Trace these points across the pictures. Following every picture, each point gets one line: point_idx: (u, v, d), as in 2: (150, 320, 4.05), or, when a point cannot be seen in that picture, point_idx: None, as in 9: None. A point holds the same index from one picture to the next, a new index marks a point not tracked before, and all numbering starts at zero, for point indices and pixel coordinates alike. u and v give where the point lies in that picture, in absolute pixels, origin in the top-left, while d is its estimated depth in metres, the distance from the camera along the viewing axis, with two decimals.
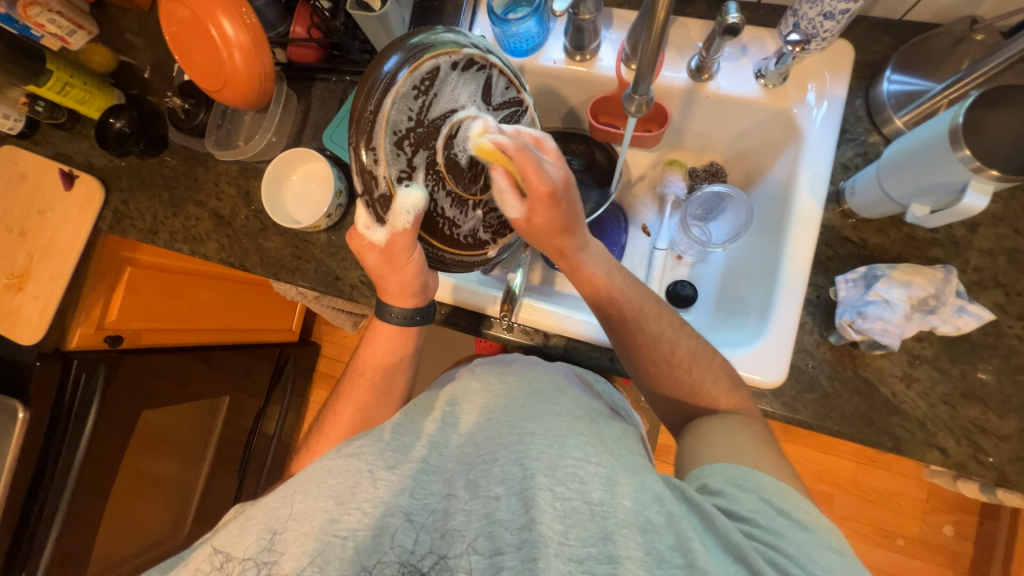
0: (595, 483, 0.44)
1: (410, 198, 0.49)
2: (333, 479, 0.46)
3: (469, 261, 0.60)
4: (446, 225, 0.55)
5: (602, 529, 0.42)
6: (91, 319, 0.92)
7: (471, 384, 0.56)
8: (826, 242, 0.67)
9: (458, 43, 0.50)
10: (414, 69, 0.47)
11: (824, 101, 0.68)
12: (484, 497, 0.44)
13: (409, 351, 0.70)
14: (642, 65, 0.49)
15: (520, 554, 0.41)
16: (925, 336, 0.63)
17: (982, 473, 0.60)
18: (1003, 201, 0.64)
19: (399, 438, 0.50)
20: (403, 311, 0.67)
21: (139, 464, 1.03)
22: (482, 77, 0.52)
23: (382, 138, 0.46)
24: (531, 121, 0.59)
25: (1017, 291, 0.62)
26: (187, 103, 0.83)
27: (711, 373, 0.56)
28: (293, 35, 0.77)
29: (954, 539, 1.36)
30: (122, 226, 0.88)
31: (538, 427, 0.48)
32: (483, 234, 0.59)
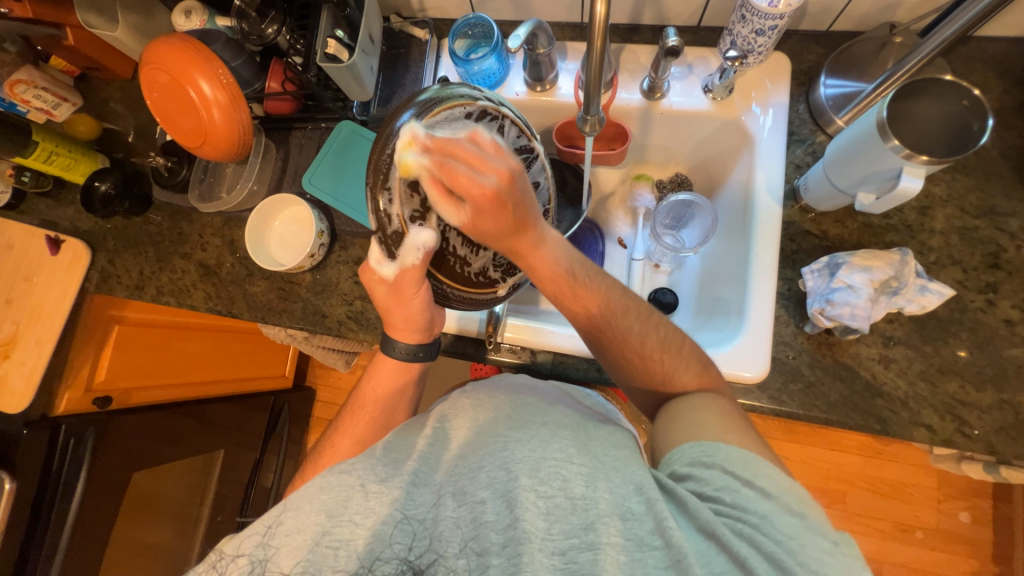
0: (577, 479, 0.45)
1: (422, 237, 0.52)
2: (325, 494, 0.46)
3: (476, 298, 0.59)
4: (455, 262, 0.57)
5: (584, 520, 0.43)
6: (79, 381, 0.92)
7: (461, 401, 0.57)
8: (789, 237, 0.70)
9: (473, 97, 0.52)
10: (427, 120, 0.49)
11: (769, 108, 0.73)
12: (470, 503, 0.45)
13: (413, 388, 0.71)
14: (589, 88, 0.53)
15: (504, 553, 0.42)
16: (895, 317, 0.65)
17: (969, 446, 0.61)
18: (947, 183, 0.68)
19: (391, 454, 0.51)
20: (407, 347, 0.68)
21: (130, 528, 1.00)
22: (495, 126, 0.54)
23: (398, 181, 0.49)
24: (542, 167, 0.59)
25: (973, 266, 0.65)
26: (170, 160, 0.85)
27: (681, 359, 0.57)
28: (268, 89, 0.81)
29: (971, 526, 1.34)
30: (108, 284, 0.89)
31: (523, 434, 0.49)
32: (494, 272, 0.60)
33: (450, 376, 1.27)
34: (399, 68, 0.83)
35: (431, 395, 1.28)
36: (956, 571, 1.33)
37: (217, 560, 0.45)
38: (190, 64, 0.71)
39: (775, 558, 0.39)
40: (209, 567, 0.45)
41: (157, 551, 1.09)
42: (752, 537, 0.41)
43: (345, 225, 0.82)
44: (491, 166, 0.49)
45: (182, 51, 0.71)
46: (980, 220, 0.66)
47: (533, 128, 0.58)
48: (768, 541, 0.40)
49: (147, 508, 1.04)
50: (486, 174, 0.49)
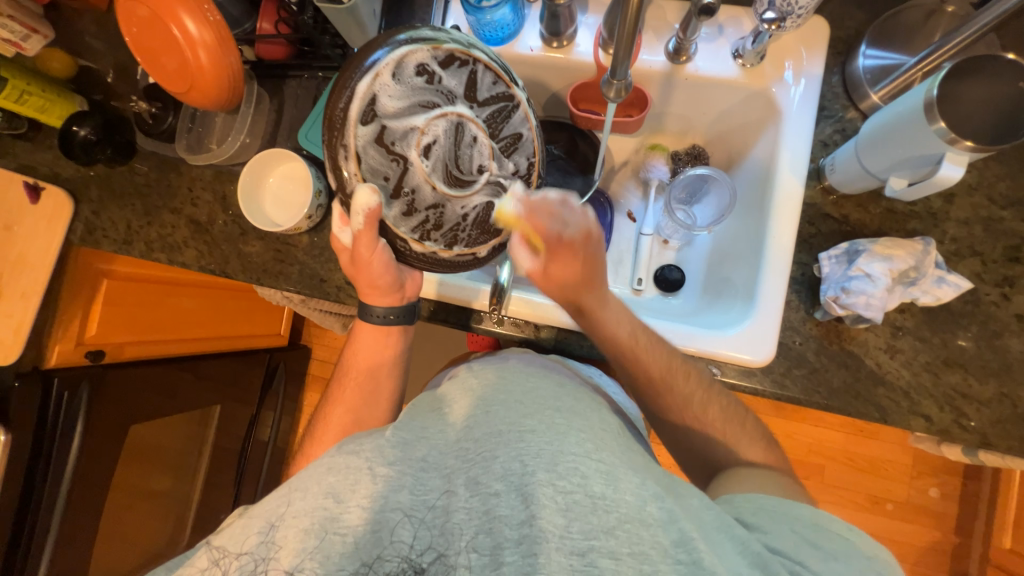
0: (597, 477, 0.44)
1: (364, 196, 0.50)
2: (333, 476, 0.47)
3: (452, 262, 0.56)
4: (433, 216, 0.54)
5: (604, 523, 0.42)
6: (69, 336, 0.92)
7: (469, 381, 0.57)
8: (808, 219, 0.68)
9: (438, 40, 0.52)
10: (377, 74, 0.49)
11: (801, 79, 0.68)
12: (483, 494, 0.45)
13: (396, 351, 0.71)
14: (619, 48, 0.48)
15: (519, 549, 0.42)
16: (907, 307, 0.64)
17: (964, 437, 0.62)
18: (978, 170, 0.65)
19: (398, 435, 0.51)
20: (383, 311, 0.68)
21: (132, 478, 1.03)
22: (465, 72, 0.53)
23: (353, 137, 0.50)
24: (524, 118, 0.56)
25: (993, 259, 0.63)
26: (154, 107, 0.80)
27: (742, 433, 0.60)
28: (259, 30, 0.73)
29: (939, 501, 1.41)
30: (94, 237, 0.85)
31: (538, 424, 0.48)
32: (462, 233, 0.55)
33: (448, 341, 1.27)
34: (403, 12, 0.75)
35: (429, 360, 1.28)
36: (920, 541, 1.42)
37: (219, 558, 0.44)
38: None
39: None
40: (212, 564, 0.44)
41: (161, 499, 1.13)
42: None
43: None
44: (574, 224, 0.58)
45: None
46: (1007, 211, 0.64)
47: (514, 76, 0.56)
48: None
49: (149, 458, 1.06)
50: (569, 229, 0.57)
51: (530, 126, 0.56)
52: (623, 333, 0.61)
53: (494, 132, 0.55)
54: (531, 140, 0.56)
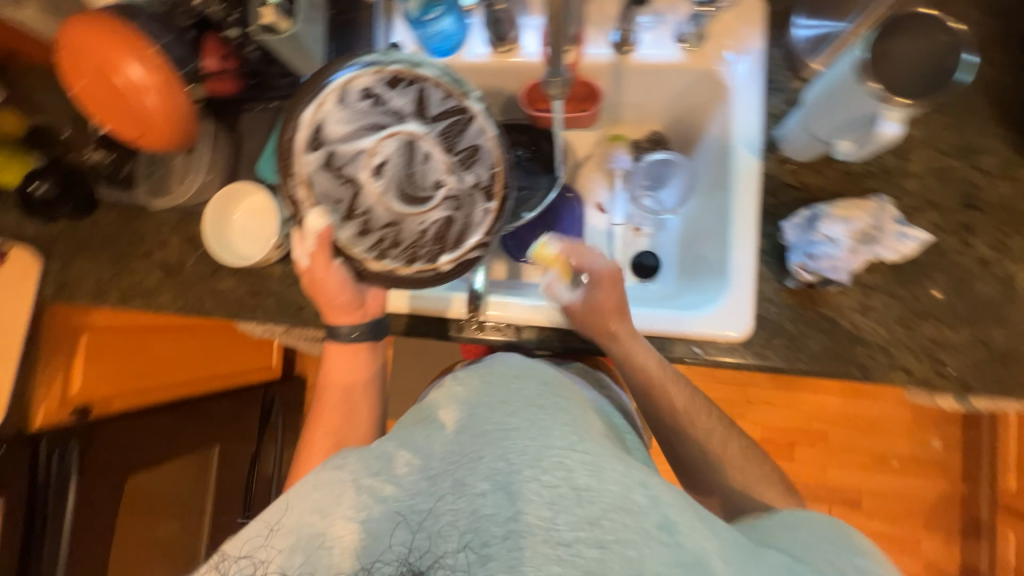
0: (582, 469, 0.43)
1: (314, 220, 0.55)
2: (319, 492, 0.46)
3: (412, 277, 0.57)
4: (389, 233, 0.57)
5: (590, 513, 0.40)
6: (51, 394, 0.90)
7: (453, 388, 0.56)
8: (768, 191, 0.69)
9: (381, 64, 0.58)
10: (322, 104, 0.57)
11: (744, 55, 0.70)
12: (470, 495, 0.42)
13: (369, 368, 0.70)
14: (552, 45, 0.49)
15: (505, 545, 0.39)
16: (874, 265, 0.65)
17: (945, 385, 0.62)
18: (924, 124, 0.67)
19: (384, 448, 0.50)
20: (349, 328, 0.67)
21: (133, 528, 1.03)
22: (412, 91, 0.59)
23: (303, 164, 0.56)
24: (481, 129, 0.58)
25: (949, 207, 0.65)
26: (110, 154, 0.79)
27: (762, 473, 0.60)
28: (204, 67, 0.72)
29: (943, 451, 1.43)
30: (66, 292, 0.84)
31: (521, 422, 0.48)
32: (421, 249, 0.57)
33: (440, 354, 1.27)
34: (350, 33, 0.76)
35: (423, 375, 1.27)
36: (930, 494, 1.43)
37: (220, 561, 0.45)
38: (113, 46, 0.63)
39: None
40: (213, 567, 0.45)
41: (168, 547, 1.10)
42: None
43: None
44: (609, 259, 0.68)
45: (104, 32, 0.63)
46: (957, 160, 0.66)
47: (468, 88, 0.59)
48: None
49: (149, 508, 1.06)
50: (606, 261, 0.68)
51: (487, 138, 0.57)
52: (651, 364, 0.64)
53: (448, 147, 0.58)
54: (490, 150, 0.58)
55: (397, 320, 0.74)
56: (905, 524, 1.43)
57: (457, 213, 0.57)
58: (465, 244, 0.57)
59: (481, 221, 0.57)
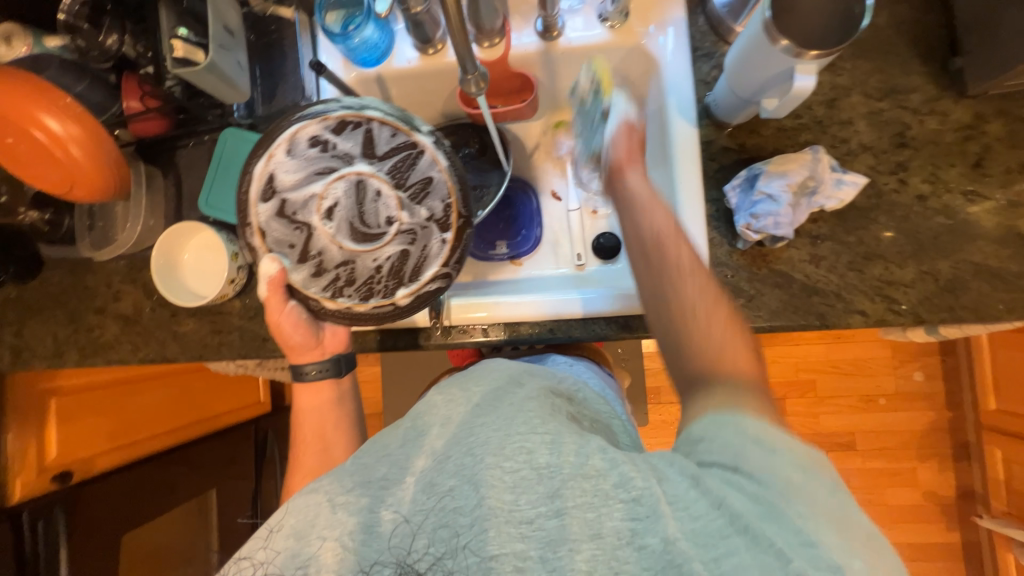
0: (542, 448, 0.43)
1: (266, 265, 0.57)
2: (293, 518, 0.44)
3: (370, 314, 0.58)
4: (344, 272, 0.59)
5: (550, 489, 0.41)
6: (26, 465, 0.88)
7: (434, 398, 0.52)
8: (710, 156, 0.70)
9: (327, 111, 0.58)
10: (270, 157, 0.57)
11: (667, 28, 0.70)
12: (439, 493, 0.42)
13: (338, 406, 0.67)
14: (458, 46, 0.48)
15: (473, 533, 0.40)
16: (818, 216, 0.66)
17: (899, 321, 0.64)
18: (849, 71, 0.68)
19: (360, 460, 0.47)
20: (314, 367, 0.65)
21: None
22: (360, 133, 0.59)
23: (256, 215, 0.57)
24: (431, 161, 0.59)
25: (883, 149, 0.67)
26: (46, 214, 0.78)
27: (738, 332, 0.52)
28: (128, 110, 0.70)
29: (926, 382, 1.47)
30: (22, 359, 0.81)
31: (488, 415, 0.46)
32: (378, 285, 0.58)
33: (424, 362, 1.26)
34: (275, 55, 0.75)
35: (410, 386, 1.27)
36: (919, 425, 1.47)
37: None
38: (24, 100, 0.61)
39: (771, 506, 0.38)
40: None
41: None
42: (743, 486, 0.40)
43: None
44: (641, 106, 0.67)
45: (10, 88, 0.61)
46: (884, 102, 0.67)
47: (414, 122, 0.59)
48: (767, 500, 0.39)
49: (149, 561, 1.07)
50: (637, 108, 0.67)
51: (438, 169, 0.59)
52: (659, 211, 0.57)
53: (400, 182, 0.59)
54: (442, 180, 0.59)
55: (367, 338, 0.74)
56: (899, 457, 1.47)
57: (412, 246, 0.59)
58: (423, 275, 0.58)
59: (438, 252, 0.59)
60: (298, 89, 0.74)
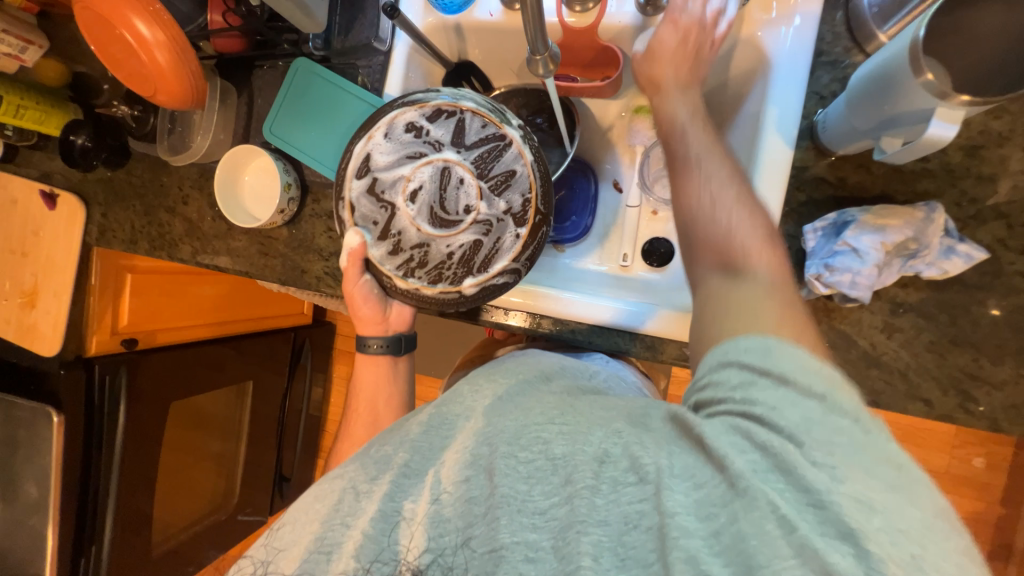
0: (557, 440, 0.44)
1: (351, 238, 0.60)
2: (320, 503, 0.48)
3: (437, 298, 0.61)
4: (418, 254, 0.61)
5: (562, 479, 0.42)
6: (103, 326, 1.02)
7: (459, 387, 0.54)
8: (798, 185, 0.60)
9: (425, 99, 0.60)
10: (369, 137, 0.60)
11: (795, 17, 0.59)
12: (456, 483, 0.45)
13: (393, 381, 0.74)
14: (526, 16, 0.43)
15: (486, 520, 0.43)
16: (910, 281, 0.57)
17: (969, 422, 0.55)
18: (1011, 115, 0.55)
19: (382, 449, 0.50)
20: (376, 341, 0.72)
21: (187, 441, 1.21)
22: (452, 122, 0.60)
23: (349, 190, 0.60)
24: (517, 155, 0.59)
25: (1021, 221, 0.54)
26: (136, 110, 0.85)
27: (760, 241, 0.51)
28: (211, 24, 0.72)
29: (984, 471, 1.31)
30: (106, 237, 0.91)
31: (506, 409, 0.48)
32: (448, 272, 0.60)
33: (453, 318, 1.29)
34: None
35: (435, 336, 1.30)
36: (960, 513, 1.33)
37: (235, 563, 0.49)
38: (122, 3, 0.64)
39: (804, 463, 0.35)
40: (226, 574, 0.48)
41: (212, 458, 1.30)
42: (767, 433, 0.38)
43: (314, 176, 0.78)
44: None
45: None
46: None
47: (506, 115, 0.59)
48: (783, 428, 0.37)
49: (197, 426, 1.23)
50: None
51: (523, 163, 0.58)
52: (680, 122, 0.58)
53: (483, 172, 0.59)
54: (525, 175, 0.58)
55: None
56: None
57: (486, 236, 0.59)
58: (492, 268, 0.59)
59: (510, 247, 0.59)
60: (373, 26, 0.71)
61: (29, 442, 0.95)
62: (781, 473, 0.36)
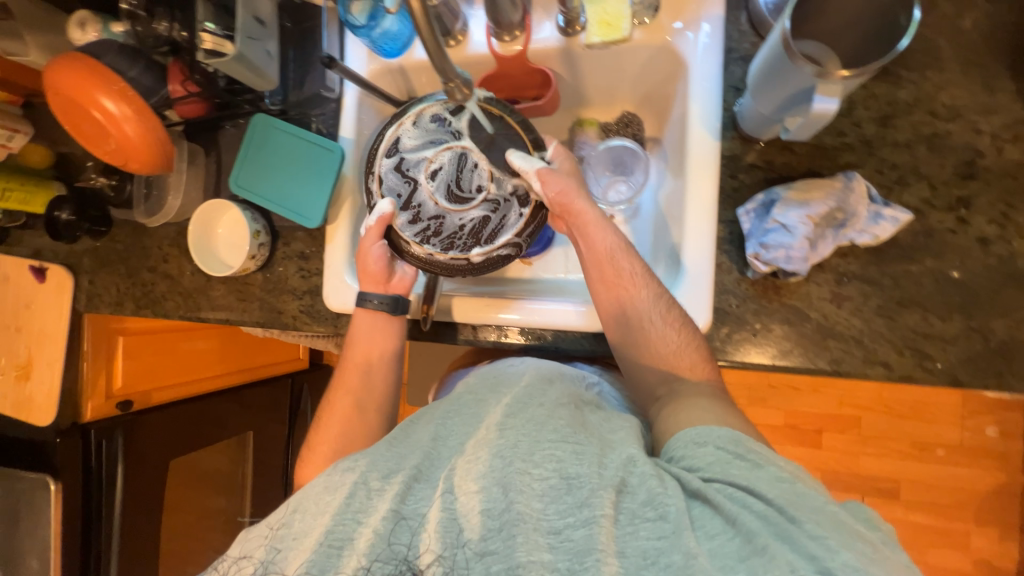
0: (570, 459, 0.46)
1: (383, 204, 0.67)
2: (330, 495, 0.48)
3: (447, 265, 0.67)
4: (433, 225, 0.68)
5: (578, 499, 0.44)
6: (99, 390, 1.04)
7: (464, 398, 0.57)
8: (730, 172, 0.63)
9: None
10: (399, 123, 0.69)
11: (701, 24, 0.64)
12: (466, 492, 0.46)
13: (389, 338, 0.71)
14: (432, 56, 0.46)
15: (500, 534, 0.44)
16: (849, 250, 0.58)
17: (930, 380, 0.56)
18: (914, 84, 0.58)
19: (394, 448, 0.52)
20: (378, 298, 0.69)
21: (189, 499, 1.21)
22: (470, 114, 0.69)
23: (379, 166, 0.69)
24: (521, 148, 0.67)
25: (943, 181, 0.57)
26: (112, 180, 0.89)
27: (686, 348, 0.59)
28: (172, 93, 0.76)
29: (999, 440, 1.28)
30: (94, 303, 0.95)
31: (518, 420, 0.50)
32: (459, 241, 0.67)
33: None
34: (309, 44, 0.77)
35: None
36: (983, 487, 1.29)
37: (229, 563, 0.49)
38: (87, 84, 0.69)
39: (783, 529, 0.41)
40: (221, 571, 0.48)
41: (214, 516, 1.28)
42: (741, 499, 0.43)
43: (282, 220, 0.81)
44: None
45: (77, 73, 0.69)
46: (954, 123, 0.57)
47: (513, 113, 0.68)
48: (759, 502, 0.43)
49: (197, 483, 1.23)
50: None
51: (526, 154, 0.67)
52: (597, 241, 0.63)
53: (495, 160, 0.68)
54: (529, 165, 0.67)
55: None
56: (953, 517, 1.30)
57: (494, 214, 0.67)
58: (497, 240, 0.66)
59: (515, 224, 0.67)
60: (322, 78, 0.77)
61: (31, 513, 0.96)
62: (782, 537, 0.41)
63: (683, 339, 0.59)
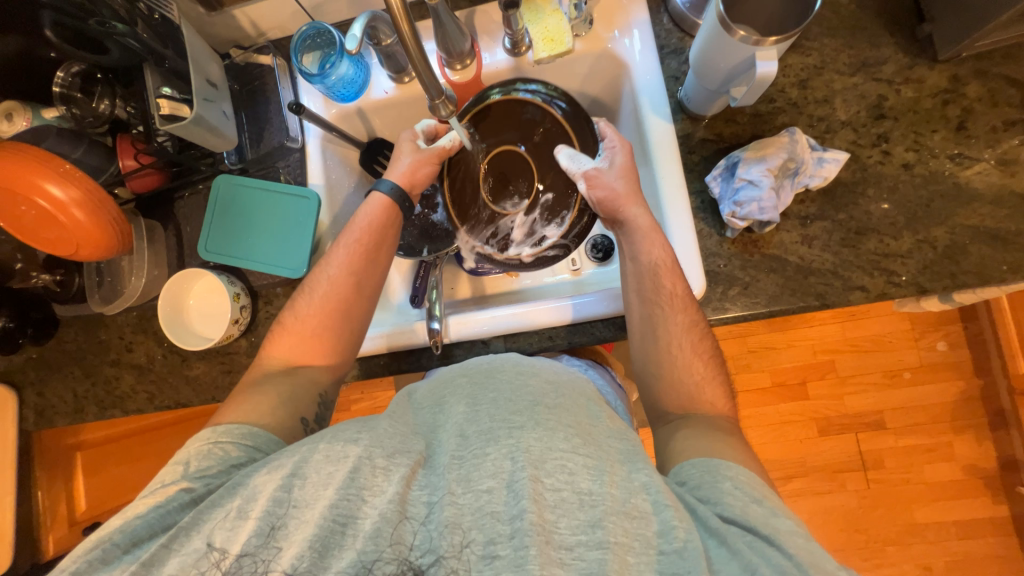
0: (585, 473, 0.44)
1: (457, 135, 0.73)
2: (332, 466, 0.44)
3: (502, 261, 0.78)
4: (488, 227, 0.79)
5: (591, 517, 0.42)
6: (60, 518, 0.92)
7: (458, 379, 0.55)
8: (688, 149, 0.70)
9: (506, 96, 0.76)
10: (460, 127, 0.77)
11: (632, 30, 0.72)
12: (476, 491, 0.43)
13: (385, 242, 0.68)
14: (422, 76, 0.50)
15: (512, 543, 0.41)
16: (805, 196, 0.66)
17: (902, 293, 0.63)
18: (817, 50, 0.68)
19: (395, 428, 0.49)
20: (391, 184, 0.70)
21: None
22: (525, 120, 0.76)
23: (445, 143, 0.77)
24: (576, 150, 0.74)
25: (861, 123, 0.66)
26: (58, 275, 0.82)
27: (709, 378, 0.60)
28: (124, 169, 0.74)
29: (950, 352, 1.42)
30: (47, 417, 0.82)
31: (527, 419, 0.47)
32: (511, 242, 0.78)
33: None
34: (259, 101, 0.78)
35: None
36: (951, 397, 1.42)
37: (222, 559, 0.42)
38: (26, 172, 0.64)
39: None
40: (212, 565, 0.42)
41: None
42: (763, 549, 0.42)
43: (261, 279, 0.78)
44: None
45: (11, 162, 0.64)
46: (856, 76, 0.67)
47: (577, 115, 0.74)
48: (780, 556, 0.42)
49: None
50: None
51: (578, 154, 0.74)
52: (647, 246, 0.63)
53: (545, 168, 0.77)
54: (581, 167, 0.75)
55: (377, 359, 0.75)
56: (934, 432, 1.41)
57: (540, 218, 0.77)
58: (544, 243, 0.76)
59: (561, 226, 0.76)
60: (283, 130, 0.77)
61: None
62: None
63: (702, 356, 0.60)
